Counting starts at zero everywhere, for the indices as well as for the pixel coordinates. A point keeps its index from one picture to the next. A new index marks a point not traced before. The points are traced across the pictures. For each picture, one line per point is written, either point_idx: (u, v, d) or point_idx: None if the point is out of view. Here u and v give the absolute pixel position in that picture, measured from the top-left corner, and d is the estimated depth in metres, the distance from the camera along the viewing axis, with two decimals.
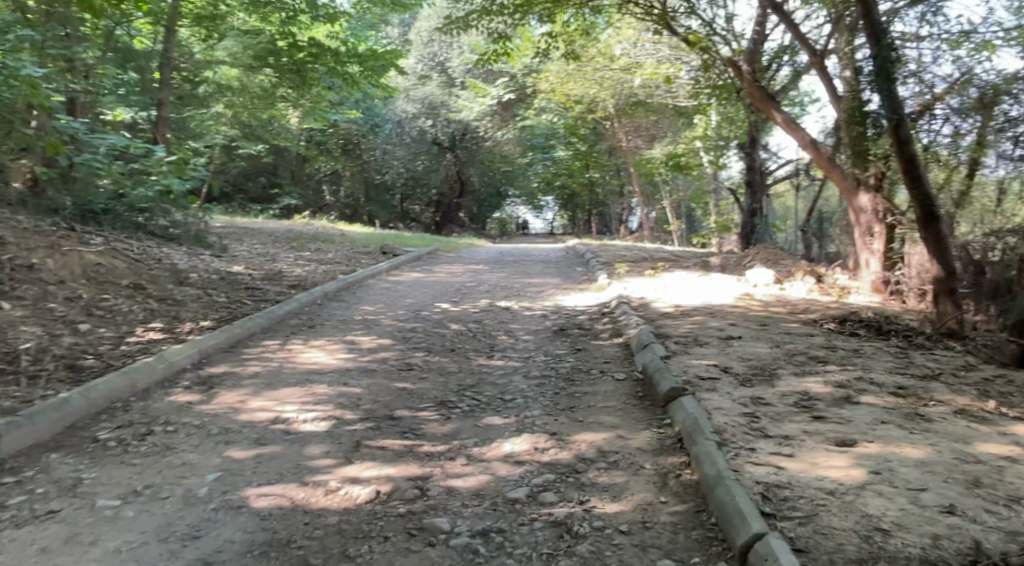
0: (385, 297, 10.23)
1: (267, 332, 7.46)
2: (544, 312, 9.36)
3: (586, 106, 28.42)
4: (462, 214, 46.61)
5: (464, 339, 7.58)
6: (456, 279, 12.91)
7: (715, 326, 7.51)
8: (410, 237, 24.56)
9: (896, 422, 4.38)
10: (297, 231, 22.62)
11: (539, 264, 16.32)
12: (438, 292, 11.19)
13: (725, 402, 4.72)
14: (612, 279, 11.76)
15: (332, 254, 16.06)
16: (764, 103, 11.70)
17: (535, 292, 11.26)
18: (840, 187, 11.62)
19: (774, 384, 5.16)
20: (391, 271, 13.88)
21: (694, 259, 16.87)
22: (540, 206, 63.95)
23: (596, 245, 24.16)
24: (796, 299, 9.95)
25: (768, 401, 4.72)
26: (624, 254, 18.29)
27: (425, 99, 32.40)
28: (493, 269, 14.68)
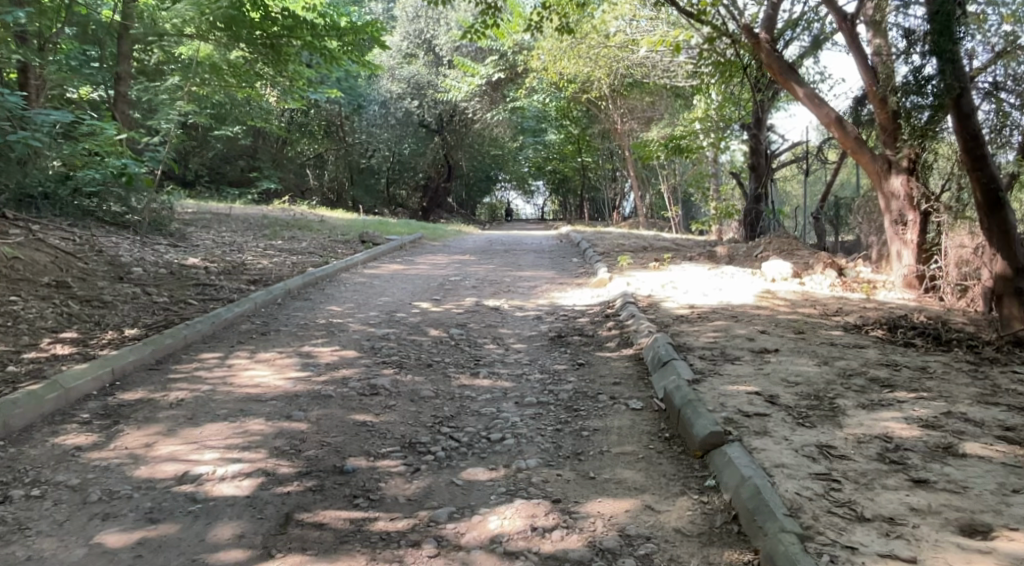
0: (358, 295, 9.03)
1: (208, 342, 6.19)
2: (539, 313, 8.19)
3: (580, 85, 27.17)
4: (450, 198, 45.30)
5: (446, 351, 6.37)
6: (441, 272, 11.70)
7: (744, 333, 6.35)
8: (395, 224, 23.34)
9: (987, 506, 3.45)
10: (273, 218, 21.39)
11: (532, 255, 15.10)
12: (419, 287, 9.95)
13: (785, 454, 3.81)
14: (613, 273, 10.57)
15: (307, 242, 14.83)
16: (783, 75, 10.56)
17: (527, 288, 10.07)
18: (868, 170, 10.50)
19: (840, 424, 4.12)
20: (369, 262, 12.67)
21: (698, 249, 15.71)
22: (529, 191, 62.65)
23: (588, 232, 22.98)
24: (824, 298, 8.81)
25: (843, 455, 3.81)
26: (622, 243, 17.13)
27: (411, 79, 30.98)
28: (482, 261, 13.50)
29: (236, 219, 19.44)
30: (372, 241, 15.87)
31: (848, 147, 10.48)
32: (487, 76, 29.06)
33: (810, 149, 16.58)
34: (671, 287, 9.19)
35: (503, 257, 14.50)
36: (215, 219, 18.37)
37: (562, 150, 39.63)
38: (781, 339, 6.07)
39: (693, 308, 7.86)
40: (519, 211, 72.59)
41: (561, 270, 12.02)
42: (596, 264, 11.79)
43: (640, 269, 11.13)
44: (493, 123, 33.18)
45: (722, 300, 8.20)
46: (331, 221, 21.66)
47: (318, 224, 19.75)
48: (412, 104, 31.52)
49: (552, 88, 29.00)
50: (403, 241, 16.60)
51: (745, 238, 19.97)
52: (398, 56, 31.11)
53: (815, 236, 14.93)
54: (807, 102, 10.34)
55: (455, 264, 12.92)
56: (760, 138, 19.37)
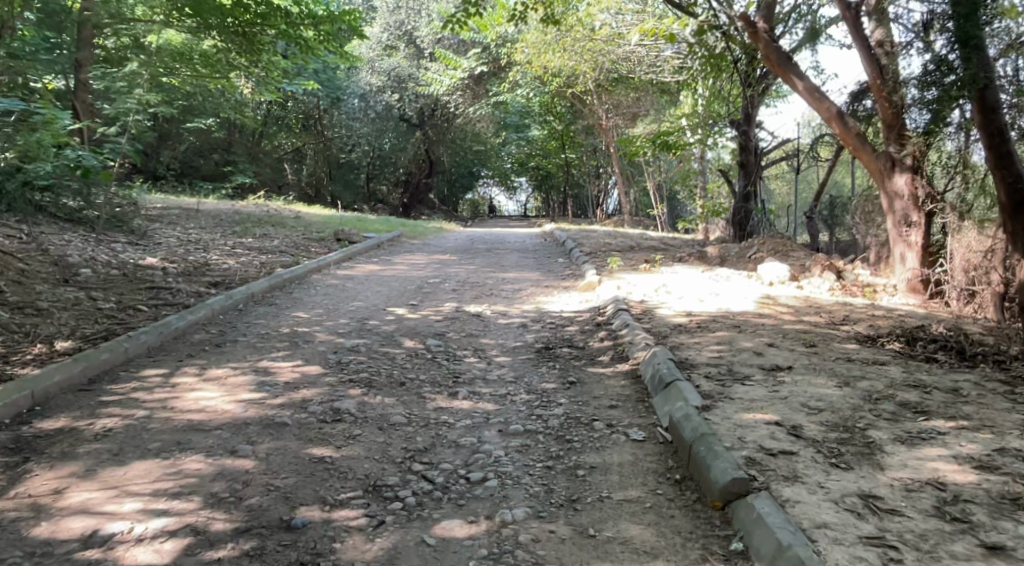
0: (328, 299, 8.39)
1: (153, 356, 5.53)
2: (523, 320, 7.58)
3: (564, 80, 26.58)
4: (431, 194, 44.59)
5: (422, 366, 5.74)
6: (420, 273, 11.07)
7: (750, 346, 5.77)
8: (373, 222, 22.63)
9: None
10: (245, 214, 20.66)
11: (515, 254, 14.48)
12: (396, 290, 9.31)
13: (824, 511, 3.38)
14: (601, 275, 9.98)
15: (279, 241, 14.15)
16: (781, 66, 9.94)
17: (511, 291, 9.45)
18: (871, 168, 9.91)
19: (883, 466, 3.68)
20: (343, 262, 12.01)
21: (687, 249, 15.16)
22: (512, 188, 62.01)
23: (572, 230, 22.42)
24: (827, 304, 8.24)
25: (897, 511, 3.38)
26: (608, 242, 16.57)
27: (392, 71, 30.20)
28: (463, 261, 12.87)
29: (206, 215, 18.72)
30: (348, 238, 15.21)
31: (849, 144, 9.87)
32: (470, 69, 28.33)
33: (802, 146, 16.05)
34: (665, 292, 8.60)
35: (485, 257, 13.89)
36: (185, 215, 17.66)
37: (546, 146, 39.02)
38: (791, 353, 5.52)
39: (691, 315, 7.28)
40: (502, 207, 71.92)
41: (546, 271, 11.42)
42: (583, 265, 11.19)
43: (630, 271, 10.55)
44: (475, 117, 32.51)
45: (720, 306, 7.63)
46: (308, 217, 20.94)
47: (292, 221, 19.02)
48: (392, 97, 30.78)
49: (535, 81, 28.39)
50: (381, 239, 15.94)
51: (733, 238, 19.44)
52: (377, 48, 30.33)
53: (808, 236, 14.41)
54: (806, 96, 9.77)
55: (435, 264, 12.28)
56: (749, 135, 18.87)
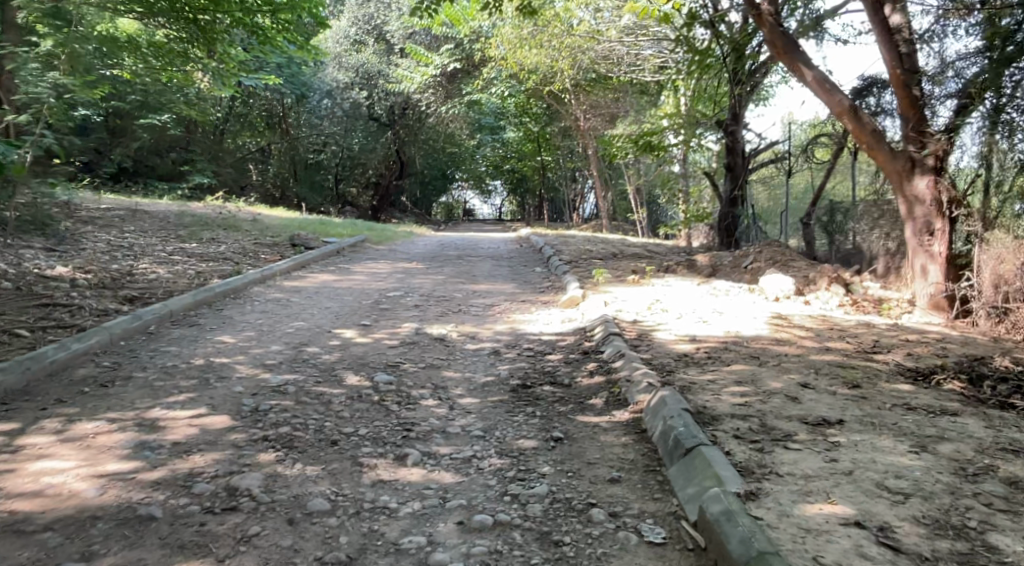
0: (263, 318, 7.12)
1: (10, 406, 4.29)
2: (495, 347, 6.36)
3: (541, 78, 25.48)
4: (403, 196, 43.23)
5: (367, 411, 4.51)
6: (380, 284, 9.82)
7: (781, 385, 4.59)
8: (340, 226, 21.34)
9: None
10: (200, 217, 19.34)
11: (487, 262, 13.30)
12: (349, 306, 8.04)
13: None
14: (585, 289, 8.84)
15: (226, 247, 12.84)
16: (787, 52, 8.78)
17: (482, 307, 8.23)
18: (886, 170, 8.60)
19: None
20: (294, 272, 10.73)
21: (674, 258, 14.01)
22: (488, 191, 60.73)
23: (548, 235, 21.35)
24: (844, 323, 7.11)
25: None
26: (588, 249, 15.45)
27: (361, 68, 29.04)
28: (431, 271, 11.62)
29: (155, 218, 17.41)
30: (305, 244, 13.91)
31: (862, 141, 8.59)
32: (442, 66, 27.12)
33: (796, 148, 14.99)
34: (661, 310, 7.46)
35: (455, 265, 12.67)
36: (130, 219, 16.38)
37: (521, 148, 37.83)
38: (838, 397, 4.37)
39: (696, 340, 6.11)
40: (476, 210, 70.67)
41: (521, 282, 10.24)
42: (563, 277, 10.02)
43: (616, 283, 9.44)
44: (447, 117, 31.27)
45: (729, 328, 6.48)
46: (266, 221, 19.59)
47: (249, 225, 17.67)
48: (361, 95, 29.55)
49: (510, 78, 27.26)
50: (342, 244, 14.64)
51: (720, 248, 18.34)
52: (345, 43, 28.95)
53: (806, 243, 13.30)
54: (815, 87, 8.63)
55: (397, 274, 11.04)
56: (737, 137, 17.78)
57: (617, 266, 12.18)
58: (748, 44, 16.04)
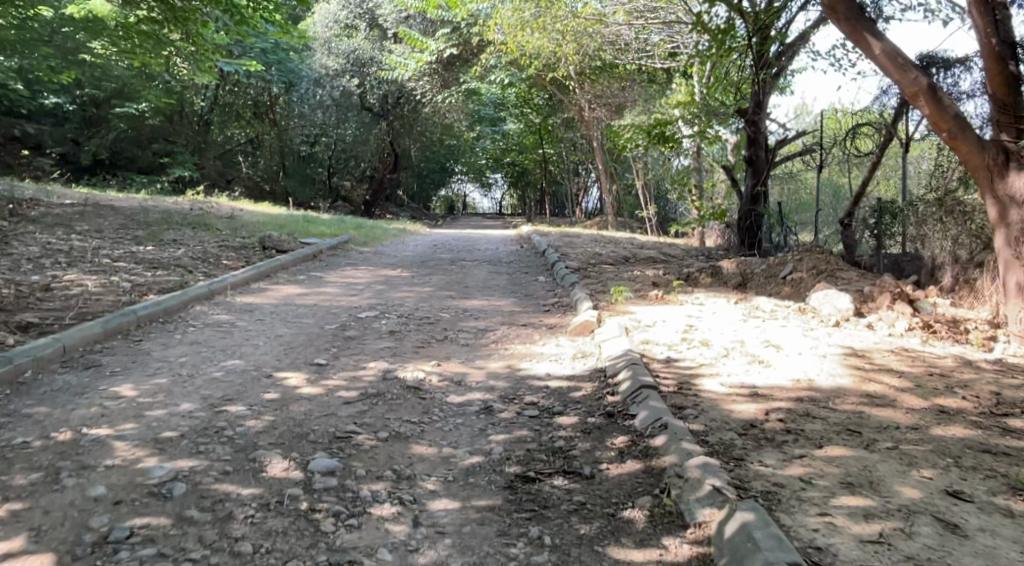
0: (189, 352, 5.55)
1: None
2: (487, 400, 4.79)
3: (543, 65, 23.92)
4: (399, 190, 41.52)
5: (289, 534, 3.21)
6: (354, 300, 8.23)
7: (914, 493, 3.33)
8: (326, 224, 19.80)
9: None
10: (173, 213, 17.85)
11: (484, 268, 11.76)
12: (305, 333, 6.44)
13: None
14: (602, 310, 7.28)
15: (185, 251, 11.31)
16: (853, 19, 7.16)
17: (473, 336, 6.67)
18: (972, 165, 6.97)
19: None
20: (256, 283, 9.18)
21: (694, 265, 12.41)
22: (488, 185, 58.97)
23: (551, 234, 19.81)
24: (938, 360, 5.51)
25: None
26: (596, 251, 13.89)
27: (351, 53, 27.45)
28: (417, 280, 10.03)
29: (119, 215, 15.90)
30: (276, 246, 12.34)
31: (943, 128, 6.96)
32: (438, 52, 25.58)
33: (828, 141, 13.40)
34: (702, 342, 5.92)
35: (447, 272, 11.10)
36: (89, 216, 14.89)
37: (522, 140, 36.13)
38: (1018, 523, 3.19)
39: (757, 394, 4.60)
40: (476, 204, 68.71)
41: (522, 297, 8.69)
42: (572, 291, 8.45)
43: (636, 299, 7.86)
44: (443, 107, 29.64)
45: (798, 374, 4.95)
46: (244, 221, 18.02)
47: (222, 226, 16.11)
48: (351, 82, 27.98)
49: (509, 64, 25.71)
50: (319, 246, 13.04)
51: (740, 251, 16.71)
52: (335, 28, 27.60)
53: (846, 248, 11.70)
54: (884, 62, 7.02)
55: (378, 285, 9.44)
56: (759, 129, 16.18)
57: (631, 276, 10.65)
58: (772, 24, 14.47)
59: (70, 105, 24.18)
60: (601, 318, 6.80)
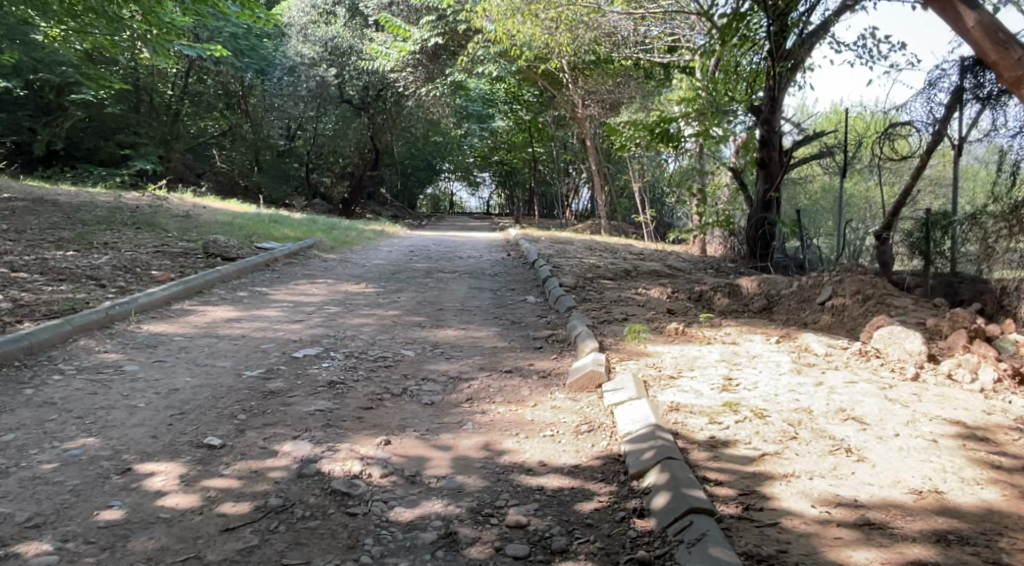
0: (28, 419, 3.97)
1: None
2: (445, 526, 3.25)
3: (534, 55, 22.42)
4: (382, 187, 39.78)
5: None
6: (296, 328, 6.62)
7: None
8: (295, 224, 18.09)
9: None
10: (122, 212, 16.13)
11: (463, 283, 10.10)
12: (210, 381, 4.83)
13: None
14: (610, 355, 5.57)
15: (111, 257, 9.70)
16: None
17: (441, 391, 5.03)
18: None
19: None
20: (180, 303, 7.52)
21: (705, 282, 10.84)
22: (476, 184, 57.20)
23: (540, 239, 18.29)
24: None
25: None
26: (590, 262, 12.32)
27: (330, 41, 25.83)
28: (380, 299, 8.40)
29: (57, 212, 14.22)
30: (223, 253, 10.66)
31: None
32: (421, 41, 24.12)
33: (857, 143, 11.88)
34: (758, 411, 4.24)
35: (419, 288, 9.51)
36: (20, 213, 13.25)
37: (511, 138, 34.50)
38: None
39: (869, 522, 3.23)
40: (465, 202, 66.90)
41: (509, 327, 7.05)
42: (571, 322, 6.77)
43: (653, 337, 6.16)
44: (428, 102, 28.09)
45: (916, 480, 3.45)
46: (201, 220, 16.33)
47: (173, 227, 14.45)
48: (330, 73, 26.29)
49: (499, 55, 24.09)
50: (275, 253, 11.39)
51: (748, 263, 15.16)
52: (312, 15, 26.09)
53: (880, 265, 10.15)
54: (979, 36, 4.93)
55: (333, 306, 7.84)
56: (773, 129, 14.60)
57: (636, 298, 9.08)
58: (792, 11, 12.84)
59: (21, 91, 22.53)
60: (614, 370, 5.20)
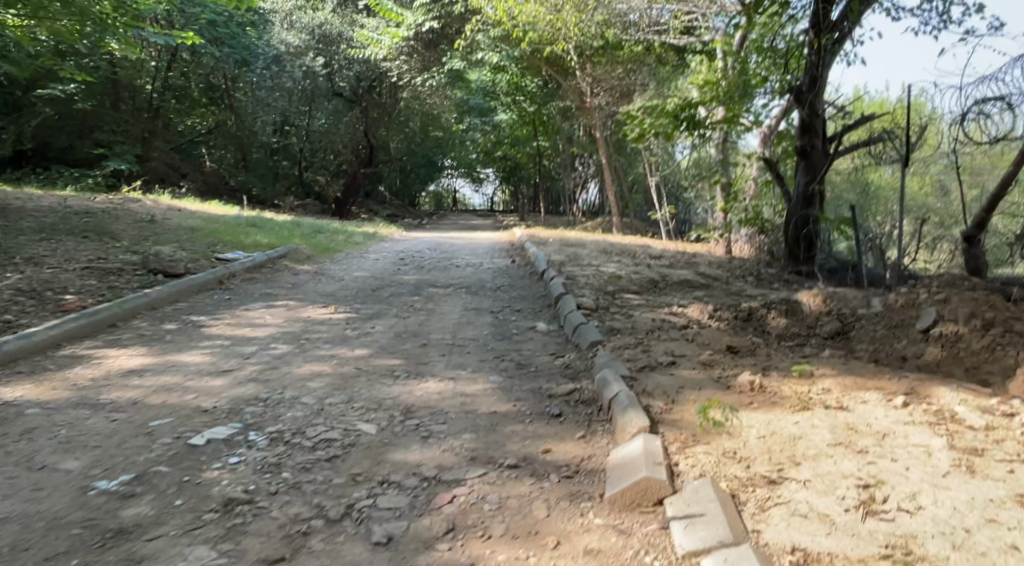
0: None
1: None
2: None
3: (538, 37, 20.66)
4: (380, 185, 37.96)
5: None
6: (213, 384, 4.75)
7: None
8: (275, 229, 16.28)
9: None
10: (78, 216, 14.37)
11: (458, 303, 8.32)
12: (29, 510, 3.29)
13: None
14: (672, 455, 3.63)
15: (21, 277, 7.93)
16: None
17: (399, 514, 3.34)
18: None
19: None
20: (77, 343, 5.78)
21: (751, 296, 9.01)
22: (480, 180, 55.25)
23: (546, 241, 16.43)
24: None
25: None
26: (609, 271, 10.45)
27: (317, 29, 24.38)
28: (347, 332, 6.54)
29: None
30: (167, 267, 8.90)
31: None
32: (416, 25, 22.52)
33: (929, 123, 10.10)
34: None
35: (402, 313, 7.64)
36: None
37: (514, 132, 32.70)
38: None
39: None
40: (468, 201, 64.89)
41: (512, 375, 5.25)
42: (601, 372, 4.81)
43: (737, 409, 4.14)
44: (425, 91, 26.40)
45: None
46: (167, 227, 14.54)
47: (126, 237, 12.62)
48: (316, 61, 24.81)
49: (499, 37, 22.24)
50: (233, 267, 9.59)
51: (787, 268, 13.17)
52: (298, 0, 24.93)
53: (972, 273, 8.32)
54: None
55: (283, 345, 5.97)
56: (816, 112, 12.70)
57: (674, 327, 7.19)
58: None
59: None
60: (683, 475, 3.51)
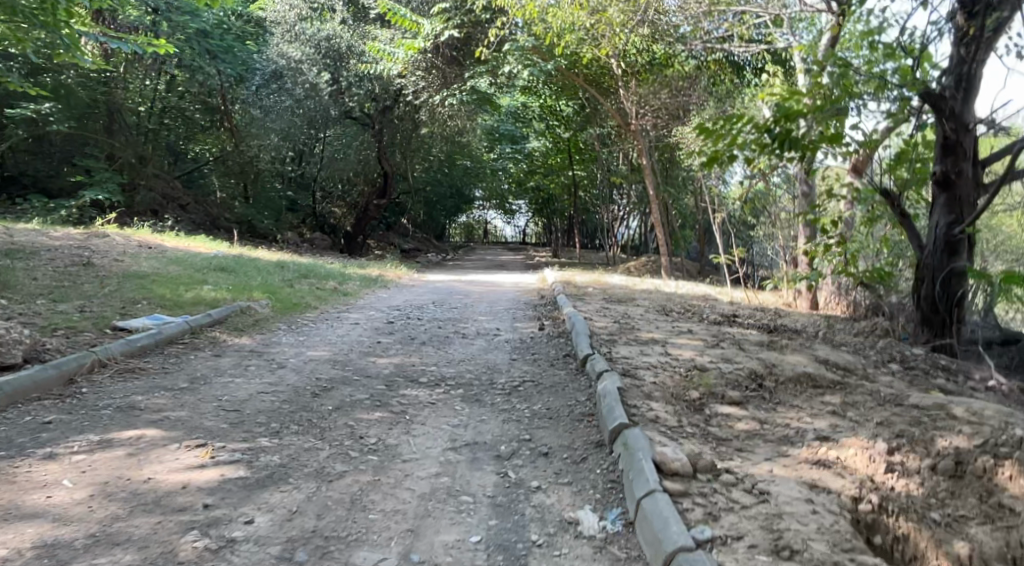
0: None
1: None
2: None
3: (575, 45, 17.35)
4: (400, 218, 34.83)
5: None
6: None
7: None
8: (244, 275, 13.04)
9: None
10: None
11: (440, 431, 4.93)
12: None
13: None
14: None
15: None
16: None
17: None
18: None
19: None
20: None
21: (930, 419, 5.47)
22: (511, 211, 51.80)
23: (585, 292, 12.91)
24: None
25: None
26: (686, 356, 6.94)
27: (324, 42, 21.64)
28: (187, 544, 3.51)
29: None
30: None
31: None
32: (433, 34, 19.46)
33: None
34: None
35: (335, 464, 4.27)
36: None
37: (547, 160, 29.42)
38: None
39: None
40: (498, 231, 61.59)
41: None
42: None
43: None
44: (444, 112, 23.24)
45: None
46: (98, 275, 11.34)
47: (23, 289, 9.41)
48: (322, 77, 22.00)
49: (532, 49, 18.83)
50: (110, 350, 6.33)
51: (925, 337, 9.58)
52: (302, 9, 21.78)
53: None
54: None
55: None
56: (964, 126, 9.06)
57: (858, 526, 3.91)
58: None
59: None
60: None
